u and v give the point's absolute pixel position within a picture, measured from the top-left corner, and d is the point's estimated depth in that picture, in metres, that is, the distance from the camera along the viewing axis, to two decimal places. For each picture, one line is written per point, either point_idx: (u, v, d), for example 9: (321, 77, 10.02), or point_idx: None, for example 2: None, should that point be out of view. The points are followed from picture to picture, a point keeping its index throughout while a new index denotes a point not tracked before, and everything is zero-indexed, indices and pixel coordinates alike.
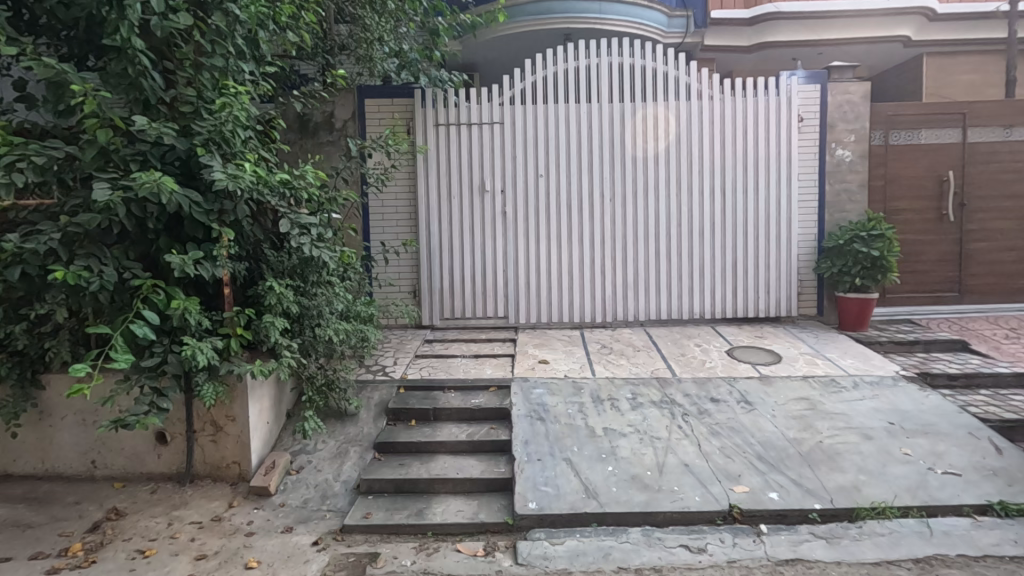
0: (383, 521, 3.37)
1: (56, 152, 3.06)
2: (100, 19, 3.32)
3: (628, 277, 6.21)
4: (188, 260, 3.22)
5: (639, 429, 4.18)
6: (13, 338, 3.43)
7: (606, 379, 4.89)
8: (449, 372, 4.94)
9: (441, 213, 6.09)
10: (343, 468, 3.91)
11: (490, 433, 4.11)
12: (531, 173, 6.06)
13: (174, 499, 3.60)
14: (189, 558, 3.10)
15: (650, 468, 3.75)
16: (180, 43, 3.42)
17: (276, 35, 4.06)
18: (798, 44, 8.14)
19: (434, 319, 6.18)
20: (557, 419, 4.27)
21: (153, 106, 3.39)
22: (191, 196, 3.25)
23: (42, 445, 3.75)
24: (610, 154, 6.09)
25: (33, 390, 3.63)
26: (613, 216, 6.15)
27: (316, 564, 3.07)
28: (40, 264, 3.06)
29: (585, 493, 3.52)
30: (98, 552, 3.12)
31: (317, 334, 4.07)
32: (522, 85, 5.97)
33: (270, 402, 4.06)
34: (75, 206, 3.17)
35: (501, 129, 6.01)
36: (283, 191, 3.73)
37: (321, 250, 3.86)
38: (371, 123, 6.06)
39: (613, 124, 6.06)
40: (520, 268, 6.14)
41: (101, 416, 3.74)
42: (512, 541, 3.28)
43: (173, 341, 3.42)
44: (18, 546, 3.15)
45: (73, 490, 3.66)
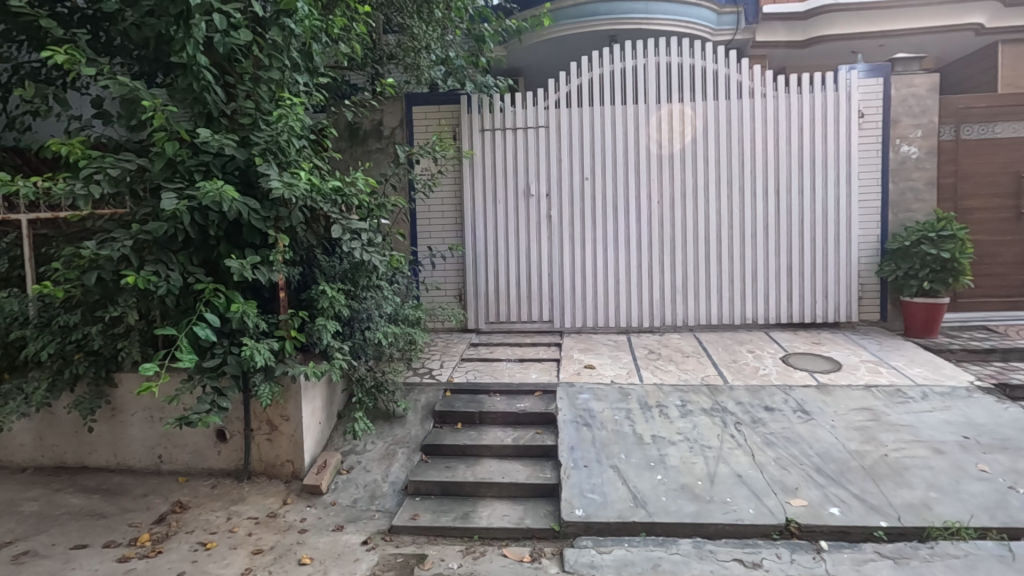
0: (430, 523, 3.41)
1: (129, 164, 3.25)
2: (168, 38, 3.51)
3: (677, 281, 6.07)
4: (247, 265, 3.36)
5: (689, 437, 4.07)
6: (89, 339, 3.66)
7: (654, 385, 4.78)
8: (495, 376, 4.95)
9: (486, 218, 6.13)
10: (391, 469, 3.98)
11: (535, 438, 4.10)
12: (577, 177, 6.02)
13: (233, 494, 3.76)
14: (246, 552, 3.21)
15: (700, 478, 3.64)
16: (241, 58, 3.59)
17: (329, 47, 4.20)
18: (856, 36, 7.78)
19: (480, 323, 6.22)
20: (604, 425, 4.21)
21: (215, 119, 3.56)
22: (250, 203, 3.39)
23: (115, 440, 3.99)
24: (657, 155, 5.97)
25: (107, 388, 3.87)
26: (661, 219, 6.03)
27: (366, 563, 3.13)
28: (114, 270, 3.26)
29: (633, 501, 3.45)
30: (164, 543, 3.29)
31: (368, 337, 4.17)
32: (567, 88, 5.95)
33: (322, 403, 4.18)
34: (145, 214, 3.36)
35: (546, 132, 6.00)
36: (335, 198, 3.85)
37: (371, 254, 3.96)
38: (418, 130, 6.20)
39: (660, 125, 5.95)
40: (565, 272, 6.10)
41: (167, 413, 3.94)
42: (558, 548, 3.25)
43: (232, 343, 3.57)
44: (93, 534, 3.36)
45: (142, 483, 3.87)
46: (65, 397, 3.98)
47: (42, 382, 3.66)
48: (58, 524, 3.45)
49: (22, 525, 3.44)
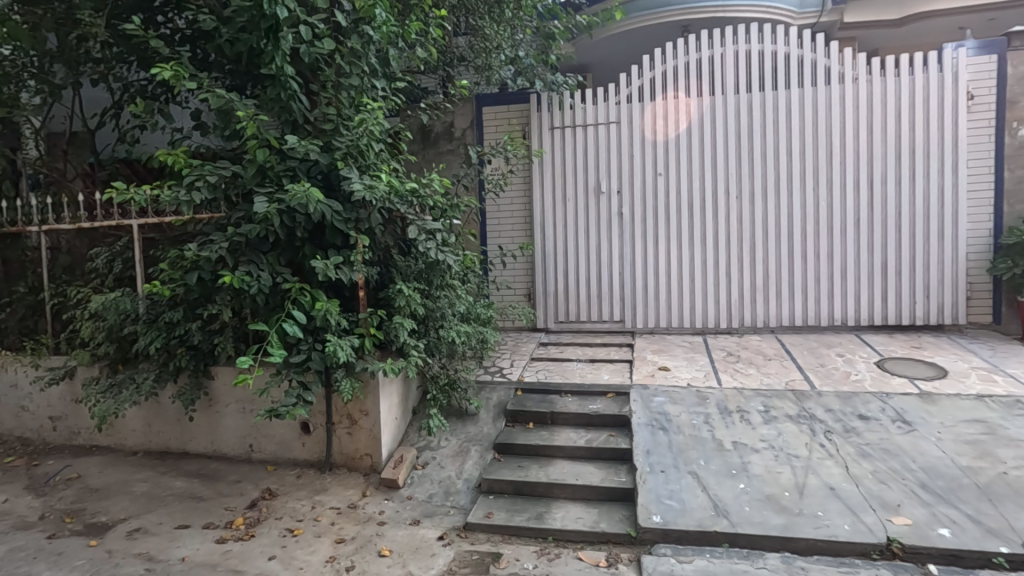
0: (504, 521, 3.41)
1: (225, 171, 3.46)
2: (258, 51, 3.72)
3: (757, 280, 5.77)
4: (330, 265, 3.50)
5: (774, 445, 3.84)
6: (190, 334, 3.94)
7: (733, 389, 4.56)
8: (566, 377, 4.90)
9: (556, 217, 6.08)
10: (464, 466, 4.03)
11: (609, 441, 4.01)
12: (649, 173, 5.86)
13: (316, 484, 3.93)
14: (330, 540, 3.35)
15: (788, 489, 3.43)
16: (324, 67, 3.75)
17: (405, 52, 4.31)
18: (961, 11, 7.10)
19: (549, 322, 6.19)
20: (680, 430, 4.06)
21: (301, 126, 3.73)
22: (333, 205, 3.53)
23: (212, 429, 4.28)
24: (735, 148, 5.70)
25: (205, 380, 4.15)
26: (739, 215, 5.75)
27: (442, 559, 3.18)
28: (212, 270, 3.48)
29: (714, 510, 3.30)
30: (256, 528, 3.49)
31: (441, 336, 4.25)
32: (639, 82, 5.79)
33: (398, 399, 4.29)
34: (239, 218, 3.57)
35: (617, 128, 5.88)
36: (411, 200, 3.95)
37: (445, 254, 4.03)
38: (488, 130, 6.27)
39: (738, 116, 5.68)
40: (637, 271, 5.95)
41: (257, 405, 4.18)
42: (635, 555, 3.16)
43: (316, 340, 3.72)
44: (194, 516, 3.61)
45: (235, 470, 4.13)
46: (169, 387, 4.31)
47: (150, 374, 3.98)
48: (164, 505, 3.74)
49: (134, 504, 3.76)
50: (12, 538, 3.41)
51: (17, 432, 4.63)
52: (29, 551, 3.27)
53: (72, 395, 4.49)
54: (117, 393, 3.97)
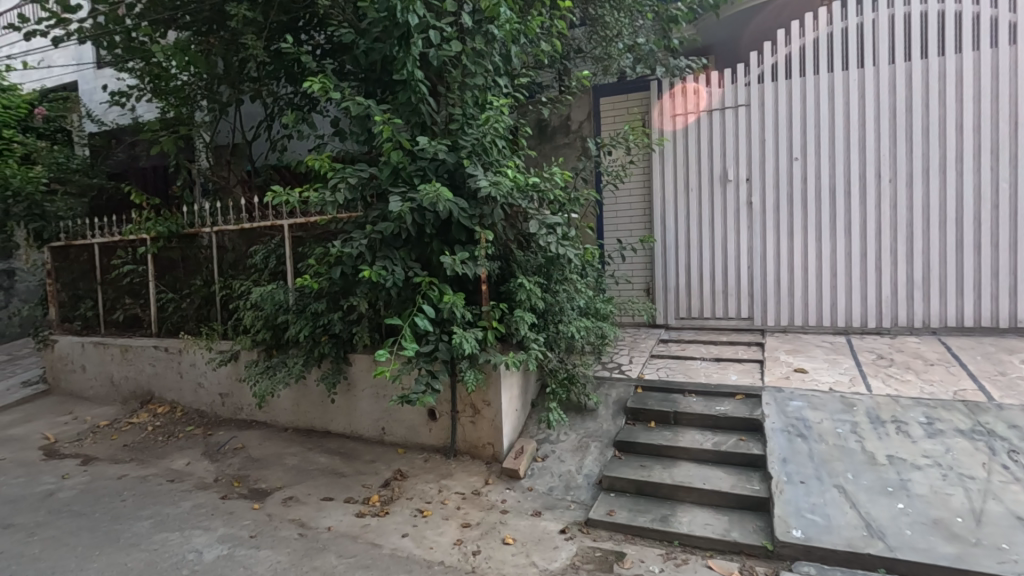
0: (627, 521, 3.33)
1: (364, 173, 3.72)
2: (391, 59, 3.95)
3: (914, 275, 5.08)
4: (457, 260, 3.63)
5: (941, 463, 3.36)
6: (332, 324, 4.31)
7: (887, 397, 4.07)
8: (689, 375, 4.68)
9: (677, 208, 5.82)
10: (584, 461, 4.00)
11: (739, 445, 3.77)
12: (784, 158, 5.39)
13: (442, 469, 4.12)
14: (456, 524, 3.49)
15: (960, 514, 2.98)
16: (450, 68, 3.89)
17: (527, 48, 4.36)
18: None
19: (669, 318, 5.95)
20: (823, 438, 3.70)
21: (429, 127, 3.91)
22: (459, 202, 3.65)
23: (350, 411, 4.66)
24: (889, 126, 5.07)
25: (344, 366, 4.52)
26: (893, 201, 5.10)
27: (565, 552, 3.18)
28: (352, 265, 3.77)
29: (866, 530, 2.96)
30: (390, 505, 3.74)
31: (561, 330, 4.25)
32: (773, 60, 5.37)
33: (518, 391, 4.37)
34: (375, 216, 3.82)
35: (746, 111, 5.49)
36: (532, 194, 3.98)
37: (566, 248, 4.02)
38: (607, 121, 6.17)
39: (894, 89, 5.04)
40: (768, 264, 5.51)
41: (389, 391, 4.48)
42: (772, 569, 2.93)
43: (443, 331, 3.89)
44: (337, 490, 3.96)
45: (370, 450, 4.46)
46: (314, 371, 4.75)
47: (299, 359, 4.41)
48: (311, 477, 4.14)
49: (287, 475, 4.20)
50: (194, 496, 3.96)
51: (195, 406, 5.38)
52: (207, 508, 3.78)
53: (237, 375, 5.12)
54: (273, 375, 4.44)
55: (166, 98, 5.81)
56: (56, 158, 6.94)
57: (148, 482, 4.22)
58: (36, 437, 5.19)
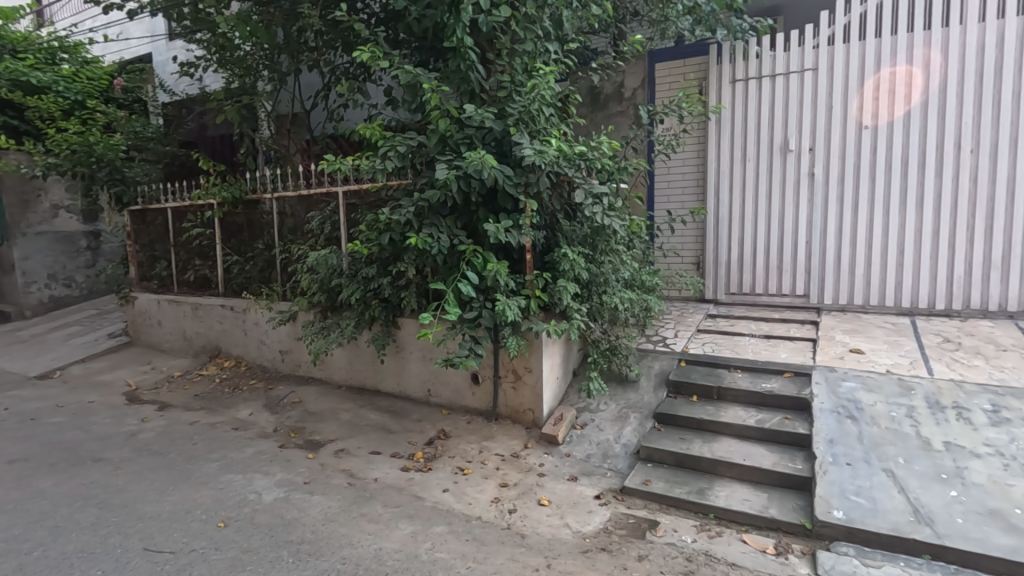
0: (662, 491, 3.34)
1: (412, 141, 3.79)
2: (442, 25, 3.93)
3: (993, 255, 4.84)
4: (501, 229, 3.70)
5: (1003, 452, 3.16)
6: (382, 288, 4.49)
7: (948, 382, 3.84)
8: (737, 352, 4.57)
9: (733, 182, 5.74)
10: (623, 432, 4.02)
11: (784, 424, 3.66)
12: (850, 126, 5.21)
13: (484, 431, 4.26)
14: (495, 483, 3.62)
15: (1020, 506, 2.81)
16: (500, 35, 3.88)
17: (580, 12, 4.31)
18: None
19: (719, 294, 5.93)
20: (875, 421, 3.54)
21: (477, 95, 3.90)
22: (505, 171, 3.68)
23: (398, 371, 4.87)
24: (972, 91, 4.79)
25: (393, 329, 4.72)
26: (972, 172, 4.85)
27: (600, 517, 3.22)
28: (401, 232, 3.92)
29: (914, 516, 2.84)
30: (433, 463, 3.91)
31: (604, 301, 4.23)
32: (847, 18, 5.14)
33: (560, 360, 4.41)
34: (424, 184, 3.93)
35: (813, 76, 5.30)
36: (579, 163, 3.96)
37: (611, 219, 3.98)
38: (660, 88, 6.05)
39: (979, 53, 4.74)
40: (829, 239, 5.38)
41: (436, 354, 4.65)
42: (809, 548, 2.87)
43: (487, 298, 3.96)
44: (385, 445, 4.17)
45: (417, 409, 4.66)
46: (366, 333, 4.98)
47: (351, 321, 4.62)
48: (361, 432, 4.38)
49: (340, 428, 4.47)
50: (256, 443, 4.29)
51: (258, 361, 5.76)
52: (268, 455, 4.08)
53: (294, 334, 5.43)
54: (326, 335, 4.68)
55: (231, 70, 6.06)
56: (134, 128, 7.41)
57: (217, 428, 4.59)
58: (120, 382, 5.73)
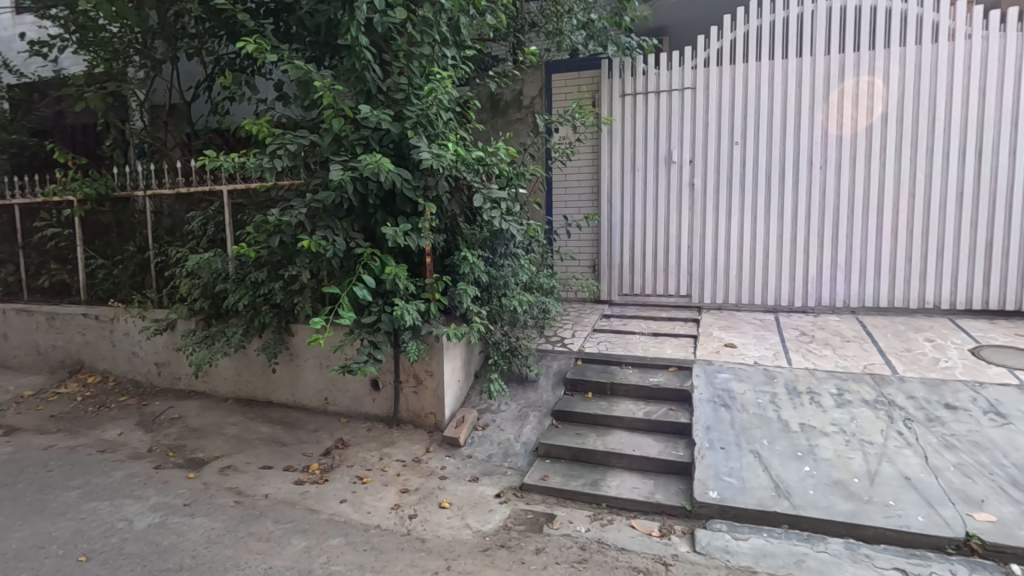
0: (560, 485, 3.48)
1: (304, 140, 3.65)
2: (336, 22, 3.82)
3: (839, 258, 5.55)
4: (399, 232, 3.65)
5: (846, 430, 3.64)
6: (273, 293, 4.27)
7: (804, 370, 4.36)
8: (628, 349, 4.86)
9: (624, 190, 6.10)
10: (523, 430, 4.12)
11: (669, 414, 3.96)
12: (724, 142, 5.74)
13: (385, 437, 4.18)
14: (395, 490, 3.57)
15: (857, 475, 3.25)
16: (396, 36, 3.84)
17: (476, 20, 4.38)
18: None
19: (613, 295, 6.26)
20: (745, 408, 3.93)
21: (374, 96, 3.84)
22: (403, 173, 3.65)
23: (292, 380, 4.64)
24: (876, 112, 5.32)
25: (286, 336, 4.49)
26: (822, 186, 5.53)
27: (500, 514, 3.29)
28: (293, 234, 3.76)
29: (776, 490, 3.19)
30: (330, 473, 3.77)
31: (504, 303, 4.32)
32: (720, 43, 5.64)
33: (461, 362, 4.44)
34: (317, 184, 3.80)
35: (692, 94, 5.77)
36: (478, 168, 4.02)
37: (510, 223, 4.07)
38: (558, 97, 6.37)
39: (883, 73, 5.27)
40: (708, 244, 5.89)
41: (333, 360, 4.49)
42: (689, 527, 3.13)
43: (386, 302, 3.90)
44: (277, 459, 3.96)
45: (313, 419, 4.47)
46: (256, 341, 4.70)
47: (239, 329, 4.35)
48: (251, 447, 4.12)
49: (226, 444, 4.17)
50: (126, 466, 3.89)
51: (129, 375, 5.22)
52: (140, 478, 3.72)
53: (173, 344, 4.99)
54: (210, 345, 4.36)
55: (94, 52, 5.46)
56: None
57: (78, 452, 4.11)
58: None
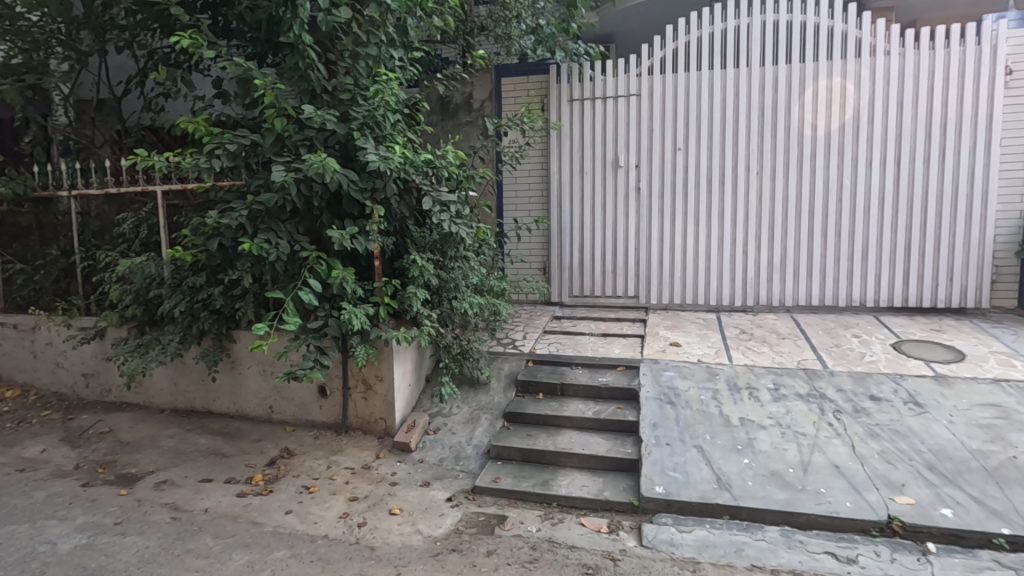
0: (511, 486, 3.50)
1: (244, 140, 3.53)
2: (278, 19, 3.72)
3: (774, 259, 5.84)
4: (346, 234, 3.58)
5: (781, 423, 3.84)
6: (213, 298, 4.10)
7: (743, 366, 4.56)
8: (577, 350, 4.94)
9: (573, 193, 6.21)
10: (474, 433, 4.12)
11: (617, 413, 4.05)
12: (668, 147, 5.93)
13: (333, 445, 4.09)
14: (344, 498, 3.49)
15: (792, 465, 3.42)
16: (341, 35, 3.77)
17: (423, 21, 4.35)
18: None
19: (564, 296, 6.35)
20: (689, 404, 4.07)
21: (319, 95, 3.76)
22: (349, 175, 3.58)
23: (234, 389, 4.46)
24: (846, 120, 5.57)
25: (227, 343, 4.32)
26: (758, 191, 5.81)
27: (451, 518, 3.28)
28: (233, 237, 3.63)
29: (717, 483, 3.32)
30: (275, 484, 3.65)
31: (454, 306, 4.30)
32: (663, 53, 5.83)
33: (411, 366, 4.40)
34: (259, 186, 3.68)
35: (637, 101, 5.94)
36: (427, 170, 3.99)
37: (459, 226, 4.06)
38: (506, 102, 6.33)
39: (846, 87, 5.53)
40: (654, 246, 6.07)
41: (277, 367, 4.35)
42: (636, 523, 3.21)
43: (333, 307, 3.81)
44: (217, 471, 3.80)
45: (257, 429, 4.31)
46: (194, 348, 4.49)
47: (175, 336, 4.15)
48: (189, 459, 3.94)
49: (162, 458, 3.96)
50: (49, 485, 3.64)
51: (53, 388, 4.88)
52: (65, 497, 3.48)
53: (102, 353, 4.70)
54: (144, 353, 4.14)
55: (9, 42, 5.08)
56: None
57: None
58: None
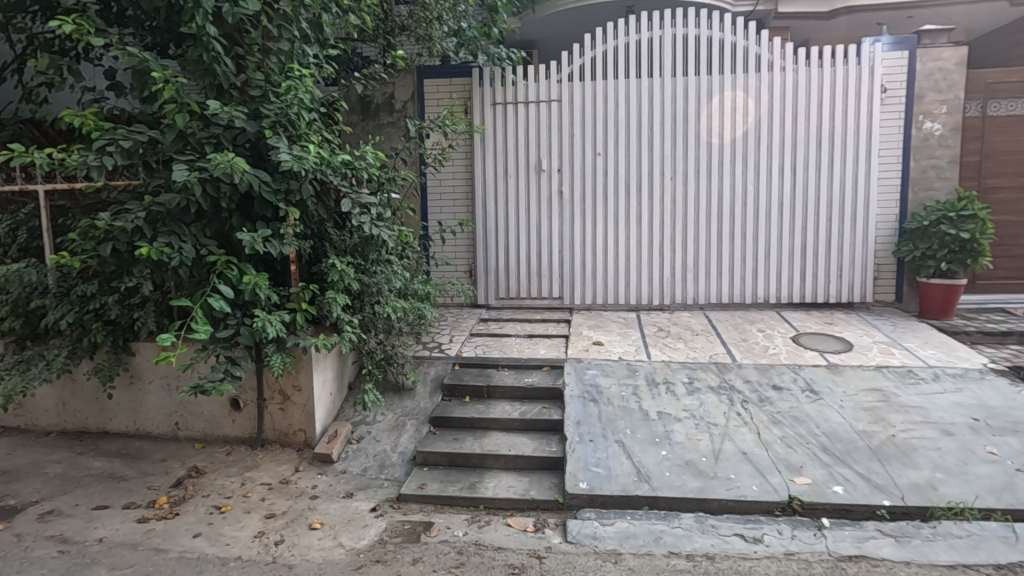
0: (437, 492, 3.46)
1: (141, 136, 3.28)
2: (178, 9, 3.47)
3: (688, 259, 6.17)
4: (258, 238, 3.39)
5: (695, 414, 4.05)
6: (107, 308, 3.77)
7: (662, 362, 4.79)
8: (504, 351, 4.98)
9: (497, 196, 6.25)
10: (400, 440, 4.04)
11: (543, 413, 4.11)
12: (588, 152, 6.11)
13: (247, 461, 3.87)
14: (259, 515, 3.31)
15: (705, 455, 3.63)
16: (250, 28, 3.57)
17: (339, 18, 4.22)
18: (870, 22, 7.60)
19: (490, 299, 6.38)
20: (611, 401, 4.21)
21: (225, 91, 3.56)
22: (261, 176, 3.40)
23: (134, 406, 4.11)
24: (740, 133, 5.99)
25: (125, 356, 3.97)
26: (672, 195, 6.11)
27: (375, 529, 3.19)
28: (129, 241, 3.35)
29: (637, 475, 3.45)
30: (181, 506, 3.40)
31: (377, 311, 4.18)
32: (582, 60, 6.00)
33: (332, 374, 4.24)
34: (159, 186, 3.43)
35: (558, 106, 6.08)
36: (345, 171, 3.87)
37: (381, 229, 3.96)
38: (429, 104, 6.29)
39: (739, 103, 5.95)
40: (576, 247, 6.23)
41: (184, 381, 4.05)
42: (561, 519, 3.27)
43: (245, 314, 3.60)
44: (114, 496, 3.48)
45: (161, 448, 4.00)
46: (85, 363, 4.10)
47: (62, 350, 3.77)
48: (81, 485, 3.59)
49: (47, 486, 3.58)
50: None
51: None
52: None
53: None
54: (23, 371, 3.72)
55: None
56: None
57: None
58: None
